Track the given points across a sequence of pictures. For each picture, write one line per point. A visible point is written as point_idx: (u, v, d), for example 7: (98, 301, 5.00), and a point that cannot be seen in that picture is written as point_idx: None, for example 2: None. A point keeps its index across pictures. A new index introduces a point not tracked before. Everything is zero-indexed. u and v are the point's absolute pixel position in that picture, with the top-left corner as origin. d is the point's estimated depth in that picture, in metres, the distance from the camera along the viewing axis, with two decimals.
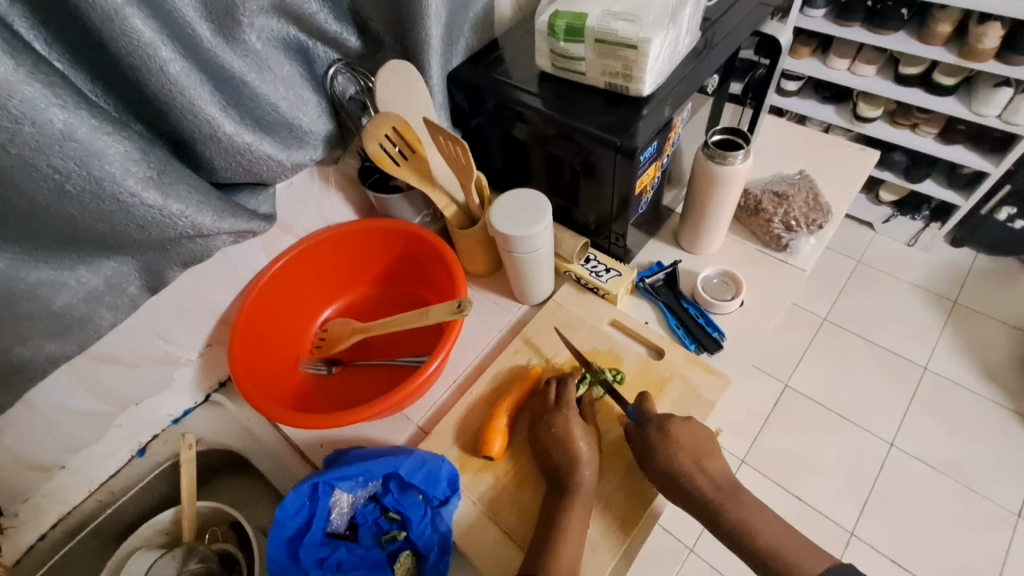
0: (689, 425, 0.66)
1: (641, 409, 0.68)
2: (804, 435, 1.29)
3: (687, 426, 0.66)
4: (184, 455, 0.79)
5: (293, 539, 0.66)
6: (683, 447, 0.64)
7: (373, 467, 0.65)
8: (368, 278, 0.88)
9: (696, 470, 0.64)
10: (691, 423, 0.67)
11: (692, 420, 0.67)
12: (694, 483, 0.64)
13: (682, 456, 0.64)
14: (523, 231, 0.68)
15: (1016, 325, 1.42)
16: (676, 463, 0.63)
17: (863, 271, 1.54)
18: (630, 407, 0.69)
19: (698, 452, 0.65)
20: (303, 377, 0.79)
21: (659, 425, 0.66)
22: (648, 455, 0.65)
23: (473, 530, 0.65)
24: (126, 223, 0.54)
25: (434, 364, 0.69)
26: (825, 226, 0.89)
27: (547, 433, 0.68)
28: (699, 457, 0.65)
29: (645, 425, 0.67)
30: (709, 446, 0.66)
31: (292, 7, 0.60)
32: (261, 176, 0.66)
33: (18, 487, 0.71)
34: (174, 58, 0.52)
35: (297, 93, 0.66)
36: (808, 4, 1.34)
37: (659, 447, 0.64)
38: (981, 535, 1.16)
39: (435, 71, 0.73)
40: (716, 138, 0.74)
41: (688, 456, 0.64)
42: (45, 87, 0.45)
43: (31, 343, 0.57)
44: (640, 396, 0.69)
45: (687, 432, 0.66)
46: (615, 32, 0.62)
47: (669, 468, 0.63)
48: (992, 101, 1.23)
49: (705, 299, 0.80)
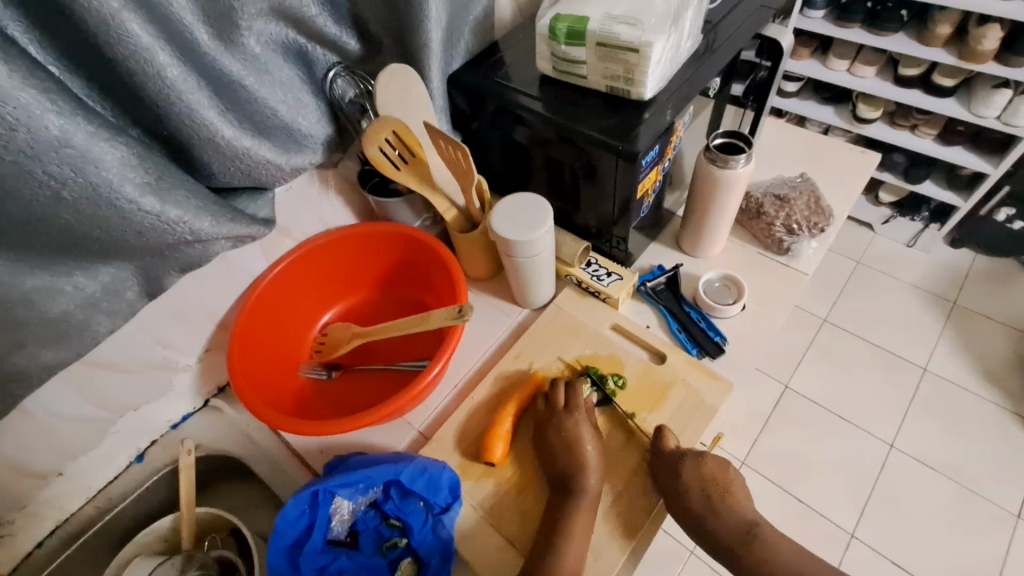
0: None
1: None
2: (804, 436, 1.29)
3: (699, 463, 0.66)
4: (183, 461, 0.78)
5: (293, 547, 0.65)
6: (694, 487, 0.65)
7: (373, 474, 0.65)
8: (367, 282, 0.87)
9: (711, 514, 0.66)
10: (701, 460, 0.66)
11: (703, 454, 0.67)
12: (708, 524, 0.66)
13: (694, 498, 0.65)
14: (525, 235, 0.68)
15: (1015, 325, 1.42)
16: (689, 500, 0.65)
17: (863, 272, 1.54)
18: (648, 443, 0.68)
19: (707, 485, 0.66)
20: (303, 381, 0.78)
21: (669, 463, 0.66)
22: (660, 477, 0.66)
23: (474, 535, 0.65)
24: (124, 229, 0.54)
25: (435, 370, 0.68)
26: (826, 229, 0.88)
27: (556, 435, 0.68)
28: (711, 496, 0.66)
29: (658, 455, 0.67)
30: (722, 485, 0.67)
31: (291, 10, 0.59)
32: (260, 180, 0.65)
33: (15, 495, 0.70)
34: (172, 63, 0.51)
35: (296, 96, 0.65)
36: (808, 6, 1.34)
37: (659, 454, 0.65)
38: (982, 537, 1.16)
39: (435, 75, 0.73)
40: (718, 141, 0.74)
41: (699, 491, 0.66)
42: (40, 93, 0.44)
43: (28, 351, 0.56)
44: (657, 432, 0.68)
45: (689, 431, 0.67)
46: (615, 35, 0.61)
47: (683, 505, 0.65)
48: (991, 102, 1.23)
49: (707, 303, 0.80)
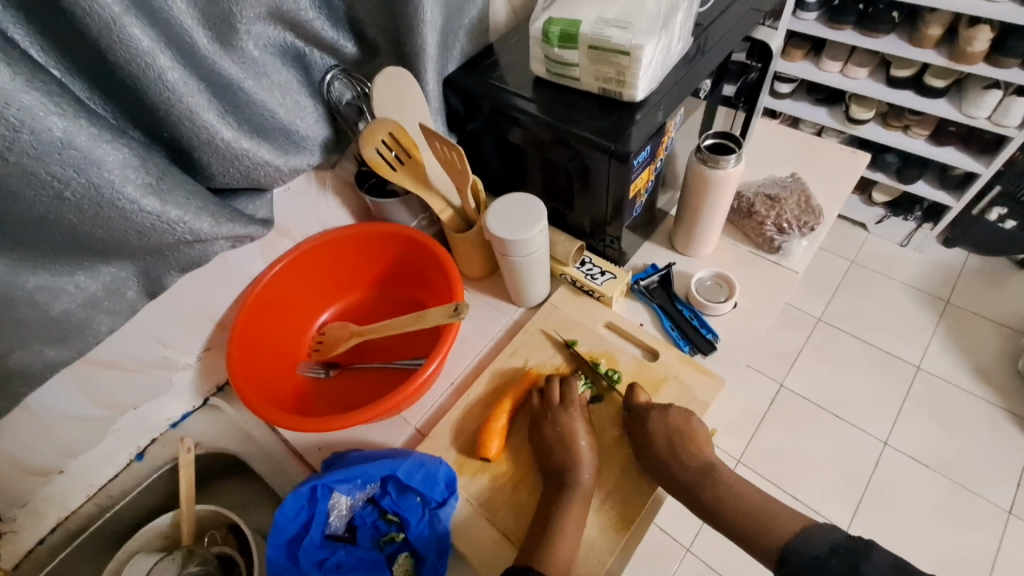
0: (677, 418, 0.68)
1: (631, 400, 0.71)
2: (798, 433, 1.30)
3: (664, 416, 0.69)
4: (183, 458, 0.79)
5: (292, 542, 0.66)
6: (658, 436, 0.67)
7: (371, 469, 0.66)
8: (365, 281, 0.88)
9: (673, 458, 0.66)
10: (688, 423, 0.69)
11: (670, 409, 0.69)
12: (672, 470, 0.66)
13: (658, 446, 0.67)
14: (519, 235, 0.69)
15: (1007, 324, 1.43)
16: (653, 449, 0.67)
17: (857, 271, 1.56)
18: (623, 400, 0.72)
19: (672, 436, 0.67)
20: (301, 380, 0.79)
21: (638, 420, 0.69)
22: (639, 443, 0.68)
23: (471, 529, 0.66)
24: (125, 230, 0.55)
25: (432, 367, 0.69)
26: (817, 228, 0.90)
27: (552, 430, 0.69)
28: (675, 444, 0.67)
29: (647, 413, 0.69)
30: (684, 432, 0.68)
31: (289, 14, 0.60)
32: (259, 181, 0.66)
33: (17, 492, 0.71)
34: (172, 66, 0.52)
35: (294, 99, 0.67)
36: (800, 8, 1.35)
37: None
38: (972, 533, 1.17)
39: (431, 77, 0.74)
40: (709, 141, 0.76)
41: (665, 445, 0.67)
42: (43, 95, 0.45)
43: (30, 349, 0.57)
44: (630, 389, 0.72)
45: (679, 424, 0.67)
46: (607, 38, 0.63)
47: (649, 455, 0.67)
48: (982, 103, 1.24)
49: (699, 301, 0.81)
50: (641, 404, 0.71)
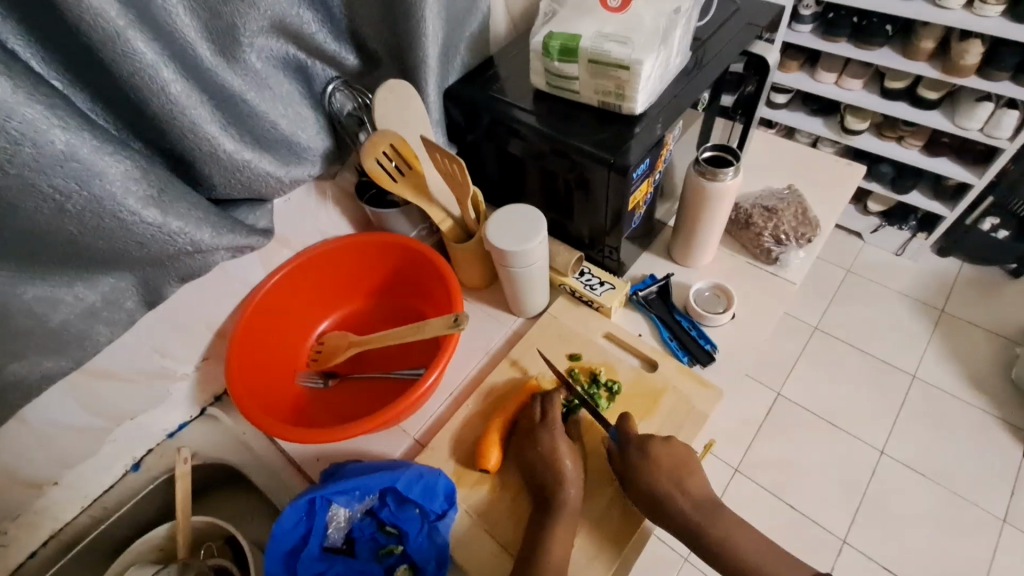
0: (661, 442, 0.66)
1: (623, 431, 0.69)
2: (794, 443, 1.31)
3: (667, 447, 0.67)
4: (179, 469, 0.79)
5: (289, 554, 0.66)
6: (663, 468, 0.65)
7: (369, 482, 0.65)
8: (363, 292, 0.88)
9: (676, 491, 0.65)
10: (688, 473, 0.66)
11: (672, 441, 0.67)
12: (676, 503, 0.65)
13: (659, 475, 0.64)
14: (518, 246, 0.69)
15: (1000, 333, 1.44)
16: (655, 484, 0.64)
17: (853, 280, 1.56)
18: (613, 429, 0.70)
19: (676, 473, 0.65)
20: (300, 390, 0.79)
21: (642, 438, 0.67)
22: (628, 475, 0.66)
23: (469, 540, 0.66)
24: (126, 241, 0.55)
25: (431, 377, 0.69)
26: (814, 239, 0.90)
27: (533, 451, 0.68)
28: (679, 477, 0.65)
29: (626, 447, 0.67)
30: (687, 465, 0.66)
31: (292, 26, 0.60)
32: (259, 192, 0.67)
33: (10, 504, 0.70)
34: (176, 79, 0.52)
35: (296, 110, 0.67)
36: (796, 20, 1.36)
37: (643, 471, 0.64)
38: (967, 541, 1.18)
39: (431, 90, 0.75)
40: (707, 154, 0.76)
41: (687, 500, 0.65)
42: (46, 108, 0.45)
43: (27, 360, 0.56)
44: (621, 417, 0.70)
45: (662, 454, 0.65)
46: (607, 53, 0.63)
47: (650, 490, 0.64)
48: (974, 115, 1.26)
49: (697, 312, 0.81)
50: (634, 433, 0.68)
